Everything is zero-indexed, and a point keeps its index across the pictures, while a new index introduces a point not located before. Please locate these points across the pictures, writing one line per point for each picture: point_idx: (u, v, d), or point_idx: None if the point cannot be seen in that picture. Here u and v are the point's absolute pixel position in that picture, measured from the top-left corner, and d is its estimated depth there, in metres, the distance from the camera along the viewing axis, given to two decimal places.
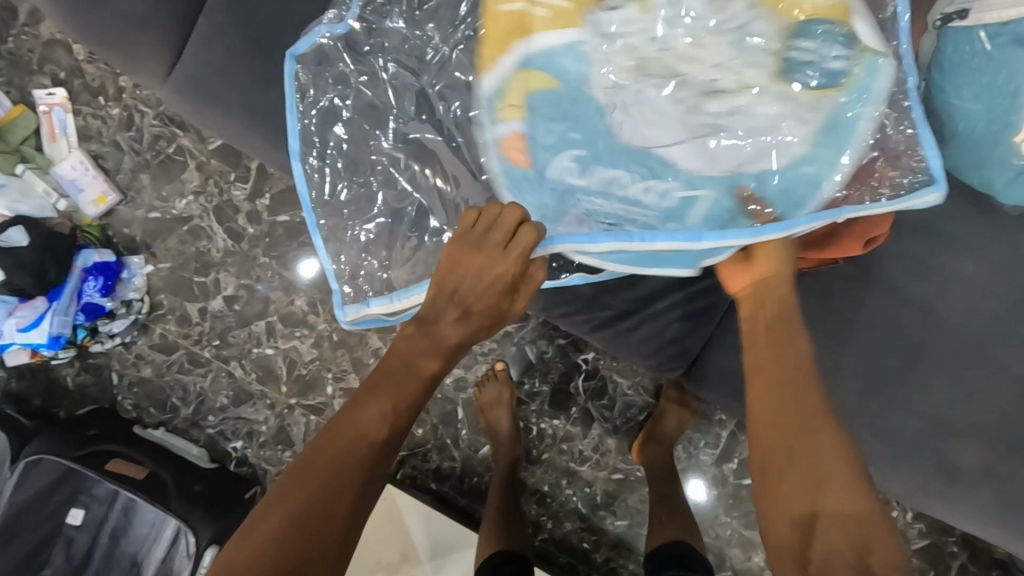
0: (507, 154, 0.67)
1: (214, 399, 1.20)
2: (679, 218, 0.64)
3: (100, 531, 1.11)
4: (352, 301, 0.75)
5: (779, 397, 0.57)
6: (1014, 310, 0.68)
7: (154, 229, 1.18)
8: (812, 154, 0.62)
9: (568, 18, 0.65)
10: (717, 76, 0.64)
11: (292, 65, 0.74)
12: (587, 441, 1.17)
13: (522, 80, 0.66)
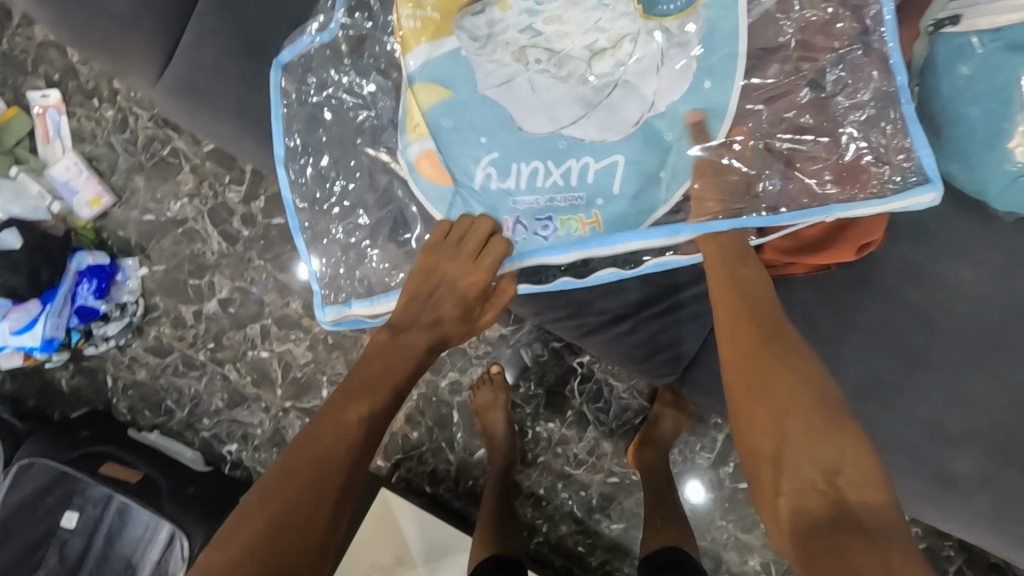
0: (426, 175, 0.71)
1: (208, 402, 1.20)
2: (602, 191, 0.67)
3: (95, 534, 1.11)
4: (334, 302, 0.77)
5: (739, 343, 0.58)
6: (1011, 317, 0.67)
7: (149, 232, 1.18)
8: (705, 75, 0.65)
9: (438, 27, 0.70)
10: (594, 38, 0.67)
11: (278, 75, 0.73)
12: (582, 444, 1.17)
13: (416, 98, 0.70)
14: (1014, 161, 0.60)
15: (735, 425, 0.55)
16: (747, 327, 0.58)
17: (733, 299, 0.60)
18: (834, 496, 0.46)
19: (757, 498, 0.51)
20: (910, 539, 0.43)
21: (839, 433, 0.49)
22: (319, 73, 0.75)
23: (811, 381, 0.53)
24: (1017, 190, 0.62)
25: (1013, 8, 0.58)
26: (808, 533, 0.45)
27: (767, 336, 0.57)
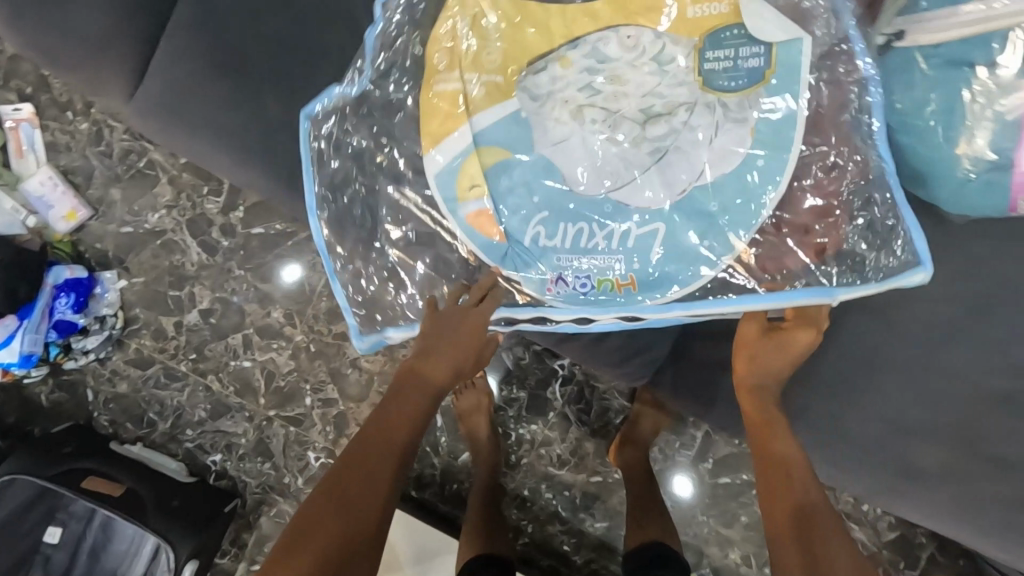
0: (480, 234, 0.66)
1: (191, 413, 1.20)
2: (643, 260, 0.62)
3: (79, 549, 1.10)
4: (367, 330, 0.73)
5: (780, 475, 0.61)
6: (966, 315, 0.70)
7: (127, 244, 1.17)
8: (762, 151, 0.60)
9: (500, 87, 0.65)
10: (650, 101, 0.62)
11: (307, 126, 0.71)
12: (564, 445, 1.19)
13: (476, 158, 0.65)
14: (962, 168, 0.59)
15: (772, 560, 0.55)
16: (780, 460, 0.63)
17: (772, 436, 0.65)
18: None
19: None
20: None
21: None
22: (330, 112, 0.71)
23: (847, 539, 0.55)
24: (966, 194, 0.60)
25: (966, 20, 0.56)
26: None
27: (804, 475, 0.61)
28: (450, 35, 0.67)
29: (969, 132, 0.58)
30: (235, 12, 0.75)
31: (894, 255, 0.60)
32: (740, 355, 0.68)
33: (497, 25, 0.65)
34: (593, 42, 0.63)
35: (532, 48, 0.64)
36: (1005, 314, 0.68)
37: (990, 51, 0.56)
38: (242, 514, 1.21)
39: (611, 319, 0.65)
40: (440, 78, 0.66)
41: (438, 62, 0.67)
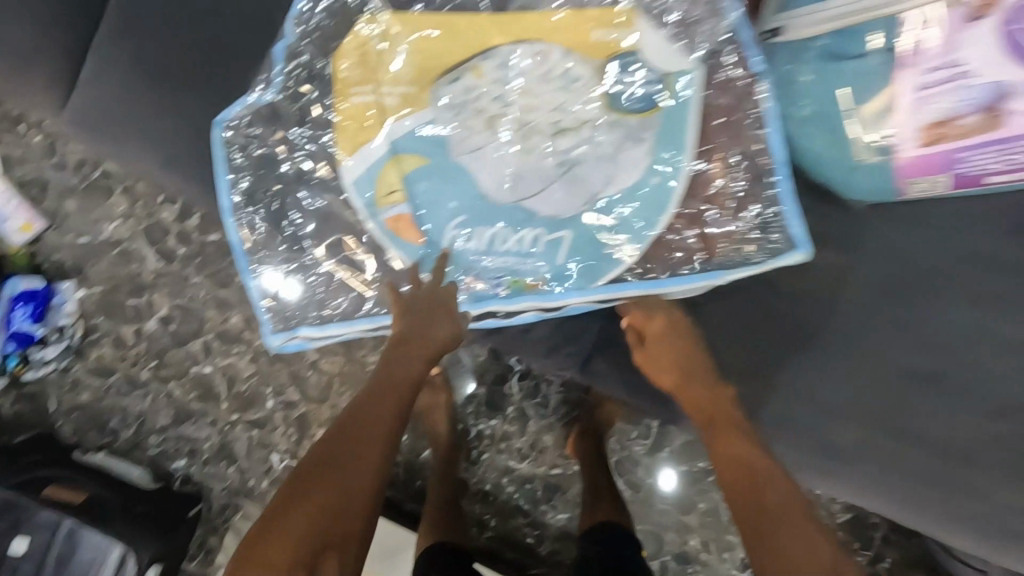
0: (399, 235, 0.69)
1: (154, 420, 1.22)
2: (550, 259, 0.67)
3: (45, 559, 1.11)
4: (281, 328, 0.76)
5: (750, 478, 0.58)
6: (875, 298, 0.73)
7: (84, 254, 1.18)
8: (657, 168, 0.64)
9: (416, 100, 0.67)
10: (558, 117, 0.66)
11: (221, 132, 0.71)
12: (523, 439, 1.21)
13: (397, 164, 0.68)
14: (858, 147, 0.60)
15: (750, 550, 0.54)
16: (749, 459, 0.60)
17: (730, 437, 0.62)
18: None
19: None
20: None
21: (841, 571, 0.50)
22: (252, 121, 0.72)
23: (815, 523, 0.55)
24: (858, 178, 0.61)
25: (835, 15, 0.58)
26: None
27: (776, 476, 0.59)
28: (360, 44, 0.69)
29: (859, 120, 0.59)
30: (165, 23, 0.77)
31: (775, 241, 0.64)
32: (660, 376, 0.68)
33: (408, 44, 0.68)
34: (504, 53, 0.66)
35: (451, 58, 0.67)
36: (913, 294, 0.71)
37: (863, 42, 0.57)
38: (208, 519, 1.23)
39: (530, 310, 0.70)
40: (354, 91, 0.68)
41: (351, 75, 0.69)
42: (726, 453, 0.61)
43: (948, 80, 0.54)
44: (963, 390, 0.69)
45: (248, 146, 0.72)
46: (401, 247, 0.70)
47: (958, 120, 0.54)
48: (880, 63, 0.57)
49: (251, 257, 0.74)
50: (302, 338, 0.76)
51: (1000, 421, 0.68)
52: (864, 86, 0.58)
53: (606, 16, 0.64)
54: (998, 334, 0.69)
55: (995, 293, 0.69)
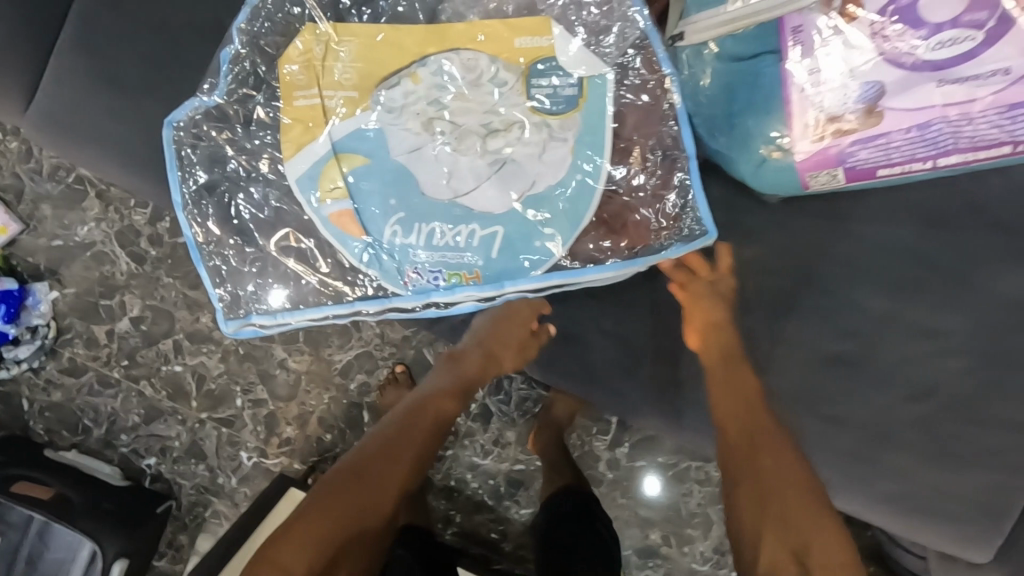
0: (341, 229, 0.73)
1: (126, 418, 1.24)
2: (484, 254, 0.72)
3: (15, 558, 1.13)
4: (233, 315, 0.78)
5: (752, 470, 0.60)
6: (796, 289, 0.77)
7: (58, 257, 1.22)
8: (581, 166, 0.71)
9: (358, 103, 0.73)
10: (490, 118, 0.72)
11: (171, 132, 0.75)
12: (487, 434, 1.24)
13: (339, 164, 0.72)
14: (767, 142, 0.63)
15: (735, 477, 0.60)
16: (755, 447, 0.61)
17: (751, 436, 0.62)
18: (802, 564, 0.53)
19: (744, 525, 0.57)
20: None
21: (816, 509, 0.56)
22: (203, 120, 0.75)
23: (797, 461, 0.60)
24: (767, 173, 0.66)
25: (725, 20, 0.61)
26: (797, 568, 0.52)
27: (780, 474, 0.58)
28: (304, 50, 0.74)
29: (767, 119, 0.62)
30: (128, 32, 0.81)
31: (688, 225, 0.72)
32: (718, 355, 0.69)
33: (350, 51, 0.73)
34: (438, 61, 0.72)
35: (389, 67, 0.73)
36: (830, 284, 0.76)
37: (753, 45, 0.62)
38: (178, 516, 1.25)
39: (470, 300, 0.74)
40: (299, 94, 0.73)
41: (297, 79, 0.74)
42: (730, 398, 0.66)
43: (832, 78, 0.58)
44: (871, 371, 0.75)
45: (198, 146, 0.76)
46: (345, 243, 0.73)
47: (845, 116, 0.59)
48: (776, 65, 0.60)
49: (204, 253, 0.77)
50: (256, 327, 0.78)
51: (914, 403, 0.74)
52: (770, 86, 0.61)
53: (529, 25, 0.72)
54: (907, 322, 0.75)
55: (904, 282, 0.75)
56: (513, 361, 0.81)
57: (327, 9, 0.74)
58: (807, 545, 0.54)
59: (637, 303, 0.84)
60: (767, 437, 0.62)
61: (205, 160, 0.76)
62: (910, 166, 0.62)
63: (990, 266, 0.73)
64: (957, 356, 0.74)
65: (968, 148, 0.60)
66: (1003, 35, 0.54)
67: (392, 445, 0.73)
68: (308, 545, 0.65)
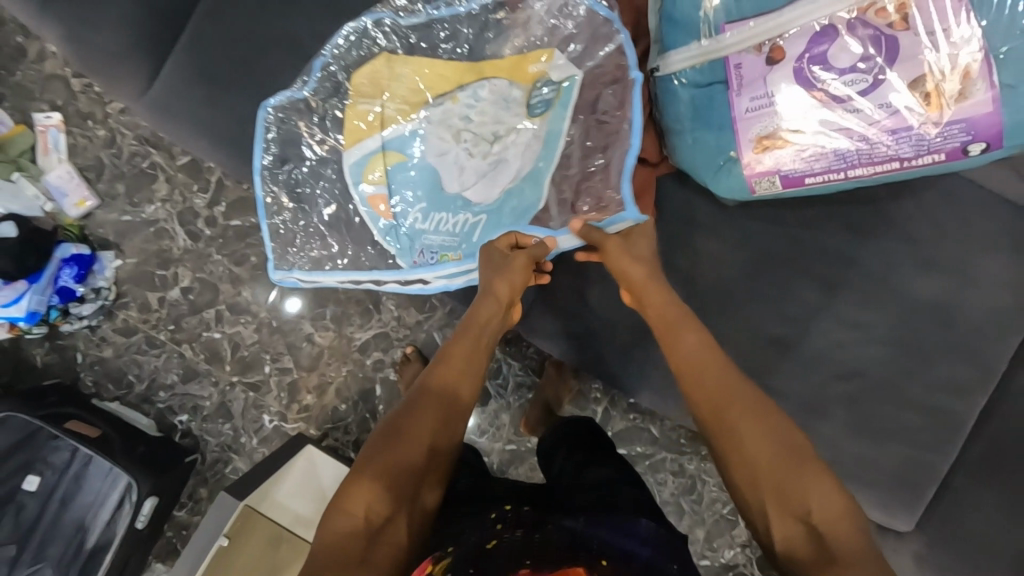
0: (374, 210, 0.95)
1: (165, 376, 1.40)
2: (467, 239, 0.91)
3: (50, 498, 1.28)
4: (280, 267, 1.00)
5: (734, 450, 0.61)
6: (749, 281, 0.93)
7: (125, 230, 1.40)
8: (542, 155, 0.91)
9: (406, 113, 0.94)
10: (498, 129, 0.92)
11: (264, 114, 0.93)
12: (484, 415, 1.38)
13: (385, 157, 0.94)
14: (723, 152, 0.81)
15: (727, 463, 0.62)
16: (735, 425, 0.62)
17: (720, 401, 0.64)
18: (820, 540, 0.56)
19: (751, 509, 0.60)
20: (873, 543, 0.55)
21: (805, 472, 0.58)
22: (288, 109, 0.95)
23: (771, 416, 0.62)
24: (727, 174, 0.82)
25: (694, 54, 0.80)
26: (816, 545, 0.55)
27: (762, 442, 0.60)
28: (372, 70, 0.95)
29: (727, 130, 0.80)
30: None
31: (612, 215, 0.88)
32: (665, 329, 0.71)
33: (408, 69, 0.94)
34: (472, 88, 0.93)
35: (434, 88, 0.94)
36: (777, 279, 0.92)
37: (709, 75, 0.80)
38: (200, 471, 1.39)
39: (441, 281, 0.92)
40: (363, 100, 0.95)
41: (363, 88, 0.95)
42: (690, 370, 0.67)
43: (764, 106, 0.77)
44: (807, 353, 0.91)
45: (281, 128, 0.95)
46: (377, 218, 0.95)
47: (775, 135, 0.78)
48: (728, 92, 0.79)
49: (269, 212, 0.98)
50: (294, 277, 1.00)
51: (843, 382, 0.89)
52: (731, 105, 0.79)
53: (536, 54, 0.92)
54: (836, 314, 0.90)
55: (838, 280, 0.91)
56: (507, 287, 0.82)
57: (399, 41, 0.95)
58: (809, 507, 0.57)
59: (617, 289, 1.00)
60: (739, 406, 0.63)
61: (282, 140, 0.96)
62: (829, 175, 0.79)
63: (907, 271, 0.90)
64: (879, 343, 0.89)
65: (871, 161, 0.77)
66: (886, 76, 0.73)
67: (407, 415, 0.71)
68: (344, 538, 0.62)
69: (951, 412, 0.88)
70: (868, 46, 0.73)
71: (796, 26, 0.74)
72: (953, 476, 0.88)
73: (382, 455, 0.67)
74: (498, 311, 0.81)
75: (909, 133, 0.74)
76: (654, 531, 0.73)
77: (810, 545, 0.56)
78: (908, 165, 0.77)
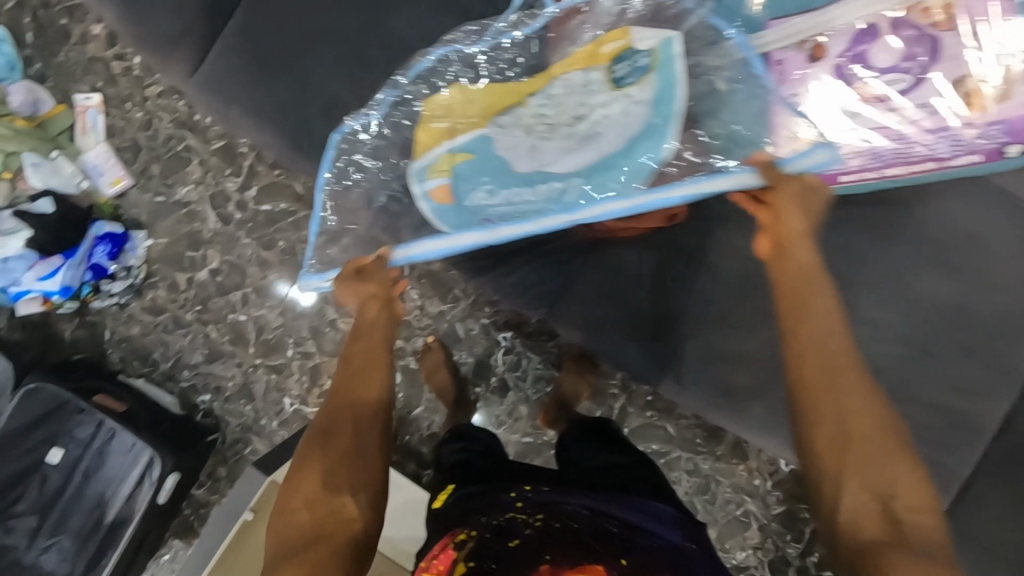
0: (437, 202, 0.86)
1: (190, 356, 1.42)
2: (557, 203, 0.79)
3: (73, 471, 1.30)
4: (311, 273, 0.94)
5: (835, 417, 0.62)
6: None
7: (157, 211, 1.43)
8: (655, 110, 0.78)
9: (478, 123, 0.87)
10: (582, 110, 0.83)
11: (336, 141, 0.92)
12: (503, 406, 1.40)
13: (453, 159, 0.86)
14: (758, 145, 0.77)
15: (820, 426, 0.63)
16: (842, 399, 0.62)
17: (830, 371, 0.64)
18: (894, 521, 0.58)
19: (825, 473, 0.62)
20: (948, 547, 0.57)
21: (899, 461, 0.60)
22: (361, 134, 0.92)
23: (876, 401, 0.63)
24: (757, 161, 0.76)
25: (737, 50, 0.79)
26: (891, 525, 0.58)
27: (864, 419, 0.62)
28: (446, 98, 0.90)
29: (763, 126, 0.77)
30: None
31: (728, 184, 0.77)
32: (789, 289, 0.69)
33: (484, 86, 0.90)
34: (546, 88, 0.87)
35: (510, 94, 0.89)
36: None
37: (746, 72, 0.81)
38: (220, 450, 1.41)
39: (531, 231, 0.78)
40: (438, 122, 0.89)
41: (438, 109, 0.90)
42: (809, 329, 0.66)
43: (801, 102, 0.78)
44: None
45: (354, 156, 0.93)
46: (438, 208, 0.86)
47: None
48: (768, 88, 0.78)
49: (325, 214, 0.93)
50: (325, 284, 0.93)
51: None
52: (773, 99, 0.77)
53: (611, 35, 0.85)
54: (862, 313, 0.91)
55: (866, 281, 0.91)
56: (379, 285, 0.85)
57: (469, 69, 0.91)
58: (893, 491, 0.59)
59: (644, 280, 1.02)
60: (848, 383, 0.63)
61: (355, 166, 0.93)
62: (863, 174, 0.81)
63: (926, 271, 0.90)
64: (903, 344, 0.90)
65: (907, 161, 0.79)
66: (928, 76, 0.75)
67: (322, 428, 0.74)
68: (302, 550, 0.64)
69: (974, 415, 0.88)
70: (909, 46, 0.75)
71: (837, 24, 0.76)
72: (972, 479, 0.88)
73: (307, 470, 0.70)
74: (379, 307, 0.85)
75: (946, 134, 0.76)
76: (679, 517, 0.80)
77: (882, 525, 0.58)
78: (945, 165, 0.80)
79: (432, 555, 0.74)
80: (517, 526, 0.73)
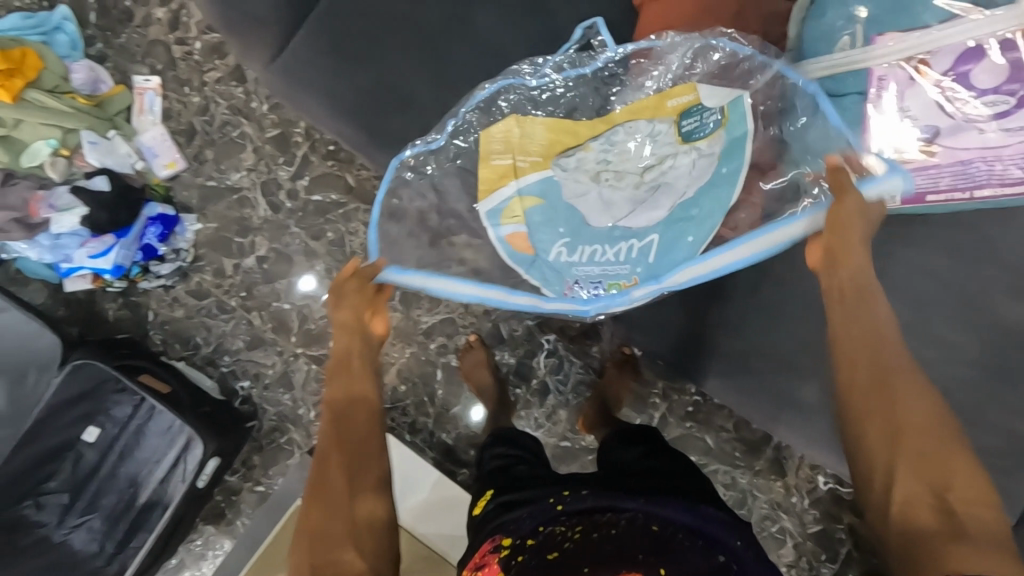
0: (513, 249, 0.86)
1: (231, 342, 1.42)
2: (643, 261, 0.83)
3: (110, 450, 1.30)
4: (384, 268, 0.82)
5: (888, 411, 0.63)
6: None
7: (208, 195, 1.43)
8: (725, 161, 0.83)
9: (542, 164, 0.86)
10: (646, 164, 0.85)
11: (397, 168, 0.89)
12: (542, 409, 1.39)
13: (522, 202, 0.86)
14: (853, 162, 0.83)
15: (869, 422, 0.64)
16: (892, 395, 0.64)
17: (882, 370, 0.65)
18: (951, 514, 0.57)
19: (875, 471, 0.63)
20: (1011, 545, 0.55)
21: (952, 456, 0.60)
22: (426, 160, 0.90)
23: (931, 400, 0.63)
24: None
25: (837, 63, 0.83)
26: (946, 517, 0.57)
27: (919, 416, 0.62)
28: (504, 129, 0.88)
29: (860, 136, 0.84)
30: None
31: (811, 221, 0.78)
32: (835, 297, 0.71)
33: (544, 121, 0.87)
34: (609, 134, 0.86)
35: (571, 134, 0.87)
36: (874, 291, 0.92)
37: (847, 84, 0.84)
38: (256, 438, 1.41)
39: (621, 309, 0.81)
40: (499, 158, 0.87)
41: (494, 143, 0.87)
42: (858, 330, 0.68)
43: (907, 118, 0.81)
44: None
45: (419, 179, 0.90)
46: (516, 253, 0.86)
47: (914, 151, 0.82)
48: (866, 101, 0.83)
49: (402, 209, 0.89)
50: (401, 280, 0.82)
51: None
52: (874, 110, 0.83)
53: (677, 88, 0.84)
54: (930, 334, 0.91)
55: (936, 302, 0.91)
56: (357, 319, 0.82)
57: (526, 102, 0.90)
58: (947, 484, 0.59)
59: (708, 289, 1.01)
60: (902, 382, 0.64)
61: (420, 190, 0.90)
62: (953, 194, 0.85)
63: (997, 295, 0.89)
64: (970, 367, 0.90)
65: (1000, 183, 0.82)
66: None
67: (317, 493, 0.71)
68: None
69: None
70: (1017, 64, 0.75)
71: (947, 42, 0.77)
72: None
73: (311, 539, 0.67)
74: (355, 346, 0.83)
75: None
76: (715, 514, 0.76)
77: (935, 515, 0.58)
78: None
79: (477, 564, 0.75)
80: (555, 540, 0.71)
